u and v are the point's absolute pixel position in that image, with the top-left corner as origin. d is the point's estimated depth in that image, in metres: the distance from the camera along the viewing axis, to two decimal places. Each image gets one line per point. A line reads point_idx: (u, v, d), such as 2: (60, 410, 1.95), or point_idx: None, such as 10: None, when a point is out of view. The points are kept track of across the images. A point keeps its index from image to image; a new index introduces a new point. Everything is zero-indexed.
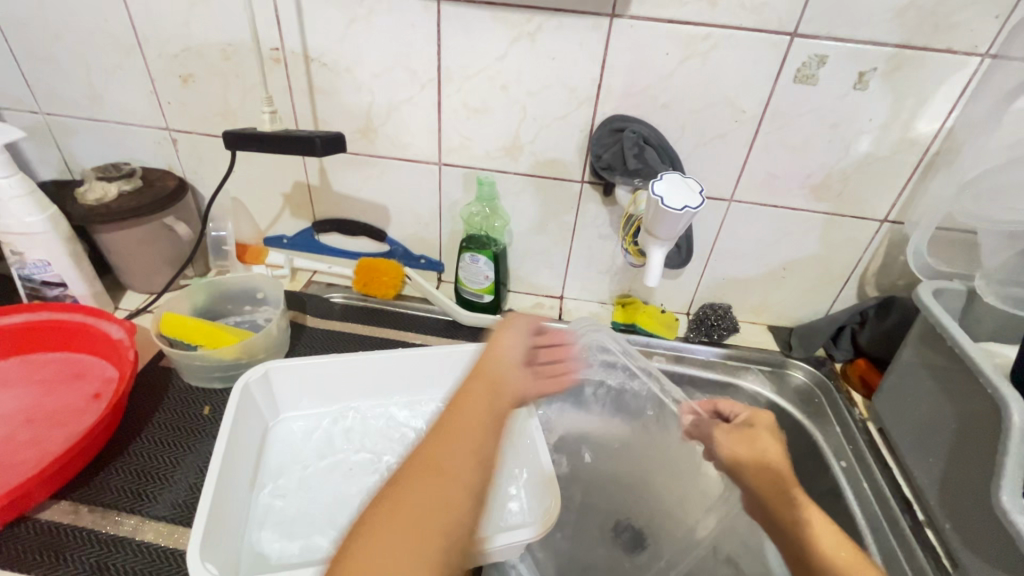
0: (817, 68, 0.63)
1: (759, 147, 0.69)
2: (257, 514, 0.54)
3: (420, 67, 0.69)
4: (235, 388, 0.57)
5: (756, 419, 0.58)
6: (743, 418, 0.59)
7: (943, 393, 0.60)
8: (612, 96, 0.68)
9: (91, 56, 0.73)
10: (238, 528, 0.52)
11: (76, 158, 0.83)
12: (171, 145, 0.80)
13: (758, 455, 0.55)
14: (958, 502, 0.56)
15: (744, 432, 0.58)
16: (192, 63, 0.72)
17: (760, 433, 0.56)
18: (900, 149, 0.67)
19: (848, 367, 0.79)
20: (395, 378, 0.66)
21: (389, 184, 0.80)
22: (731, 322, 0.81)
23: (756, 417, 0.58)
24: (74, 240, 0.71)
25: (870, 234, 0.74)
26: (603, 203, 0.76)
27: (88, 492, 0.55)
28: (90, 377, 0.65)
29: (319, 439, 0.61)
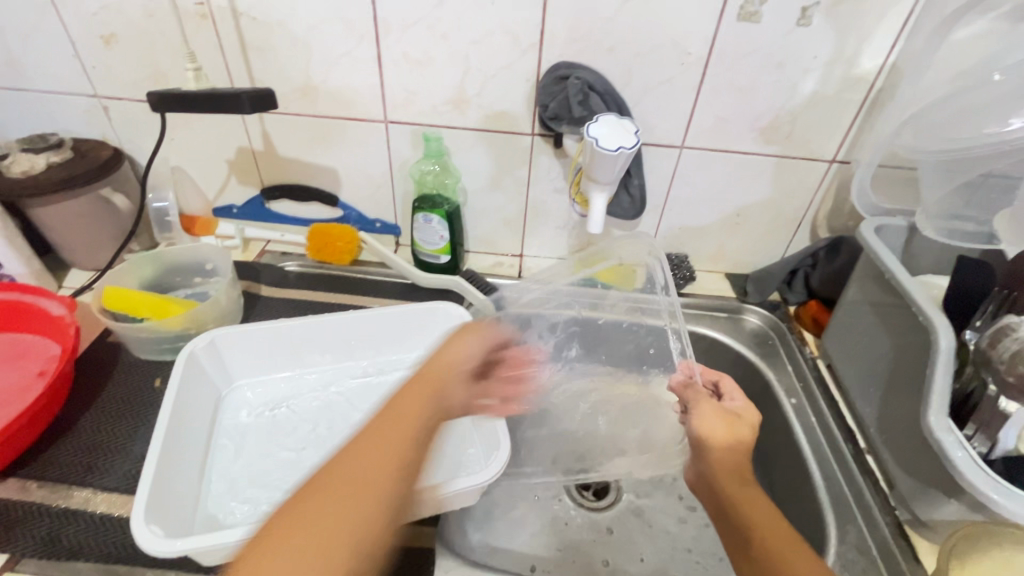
0: (760, 4, 0.61)
1: (707, 90, 0.68)
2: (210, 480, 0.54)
3: (355, 17, 0.66)
4: (179, 357, 0.57)
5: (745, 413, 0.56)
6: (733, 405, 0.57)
7: (883, 326, 0.61)
8: (556, 42, 0.66)
9: (2, 19, 0.69)
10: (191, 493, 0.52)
11: (2, 132, 0.79)
12: (102, 113, 0.76)
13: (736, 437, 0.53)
14: (895, 428, 0.58)
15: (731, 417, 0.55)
16: (114, 23, 0.68)
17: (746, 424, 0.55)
18: (846, 86, 0.67)
19: (801, 309, 0.80)
20: (347, 340, 0.66)
21: (336, 145, 0.77)
22: (688, 271, 0.83)
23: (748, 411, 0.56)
24: (3, 216, 0.68)
25: (820, 175, 0.75)
26: (555, 155, 0.75)
27: (38, 468, 0.55)
28: (33, 355, 0.64)
29: (275, 405, 0.62)
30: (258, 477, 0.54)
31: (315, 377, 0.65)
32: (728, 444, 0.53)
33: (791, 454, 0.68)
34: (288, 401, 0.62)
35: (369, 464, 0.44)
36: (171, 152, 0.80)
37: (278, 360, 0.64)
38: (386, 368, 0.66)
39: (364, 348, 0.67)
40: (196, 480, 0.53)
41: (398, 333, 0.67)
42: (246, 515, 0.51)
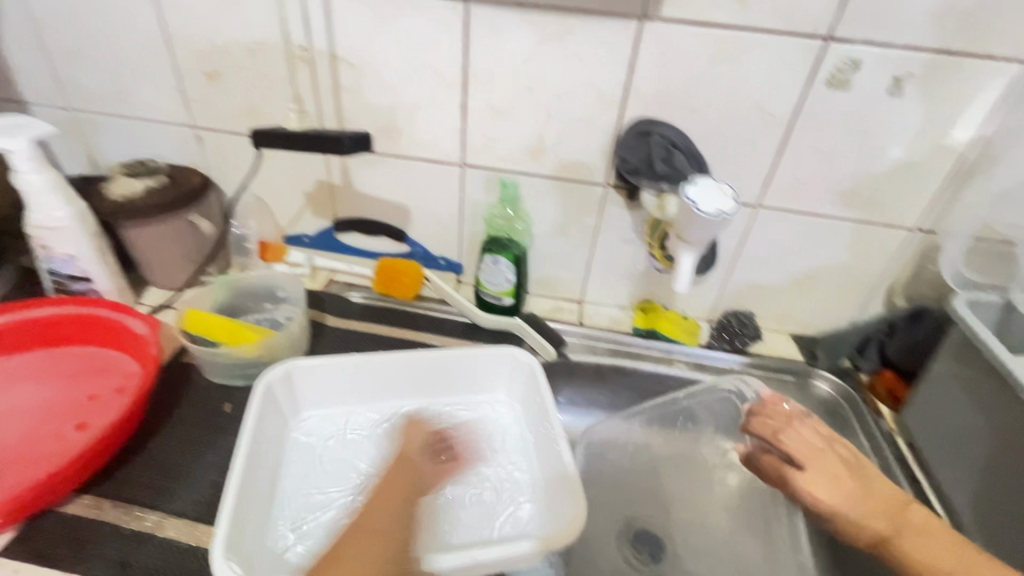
0: (850, 73, 0.61)
1: (788, 152, 0.68)
2: (276, 517, 0.54)
3: (446, 67, 0.69)
4: (258, 385, 0.58)
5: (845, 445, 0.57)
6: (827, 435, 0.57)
7: (980, 408, 0.58)
8: (640, 99, 0.67)
9: (121, 54, 0.74)
10: (260, 527, 0.52)
11: (103, 154, 0.84)
12: (197, 142, 0.80)
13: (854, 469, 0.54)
14: (995, 521, 0.54)
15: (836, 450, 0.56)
16: (220, 61, 0.73)
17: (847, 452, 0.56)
18: (934, 156, 0.66)
19: (875, 378, 0.77)
20: (412, 380, 0.66)
21: (412, 184, 0.79)
22: (755, 330, 0.81)
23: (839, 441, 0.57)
24: (101, 235, 0.71)
25: (901, 242, 0.73)
26: (627, 206, 0.75)
27: (112, 487, 0.56)
28: (113, 371, 0.66)
29: (338, 445, 0.61)
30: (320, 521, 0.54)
31: (377, 414, 0.65)
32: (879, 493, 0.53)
33: None
34: (351, 439, 0.62)
35: None
36: (253, 181, 0.83)
37: (342, 395, 0.64)
38: (448, 411, 0.66)
39: (428, 389, 0.66)
40: (264, 517, 0.53)
41: (462, 379, 0.67)
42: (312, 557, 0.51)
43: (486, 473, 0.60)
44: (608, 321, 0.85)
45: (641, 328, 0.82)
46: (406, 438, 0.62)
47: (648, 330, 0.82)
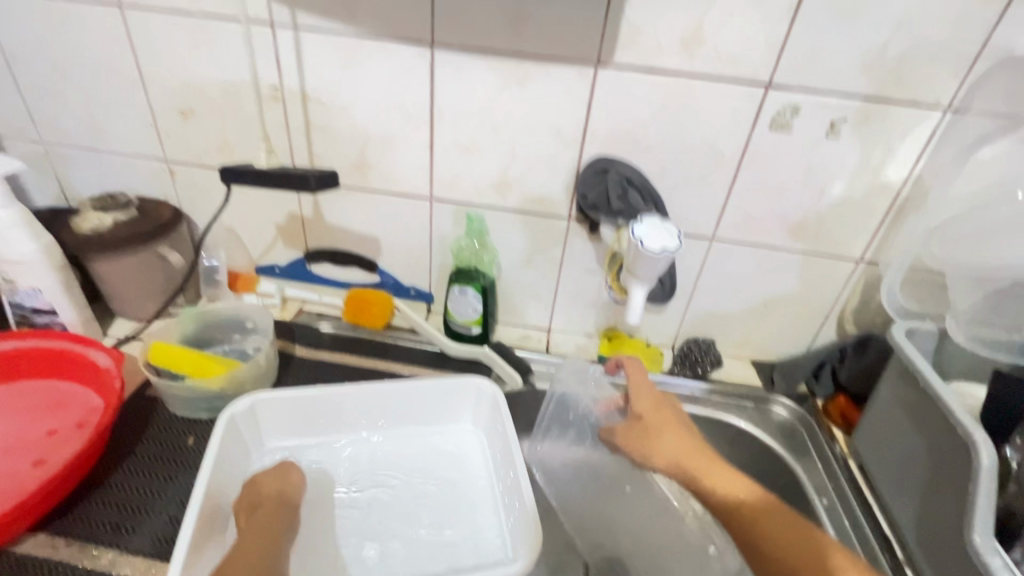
0: (790, 117, 0.66)
1: (738, 188, 0.72)
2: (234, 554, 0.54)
3: (413, 106, 0.72)
4: (221, 415, 0.58)
5: (645, 412, 0.67)
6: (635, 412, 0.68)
7: (918, 432, 0.61)
8: (598, 139, 0.71)
9: (95, 91, 0.76)
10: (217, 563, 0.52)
11: (74, 186, 0.84)
12: (169, 175, 0.82)
13: (662, 424, 0.66)
14: (934, 541, 0.57)
15: (639, 422, 0.68)
16: (194, 99, 0.75)
17: (653, 415, 0.67)
18: (872, 192, 0.70)
19: (829, 403, 0.80)
20: (377, 410, 0.66)
21: (382, 217, 0.82)
22: (716, 356, 0.84)
23: (641, 404, 0.68)
24: (68, 269, 0.72)
25: (847, 273, 0.77)
26: (589, 238, 0.79)
27: (68, 524, 0.55)
28: (75, 405, 0.65)
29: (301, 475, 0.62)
30: None
31: (343, 444, 0.65)
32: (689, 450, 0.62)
33: None
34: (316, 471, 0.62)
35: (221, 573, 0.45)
36: (226, 214, 0.84)
37: (305, 426, 0.65)
38: (415, 441, 0.67)
39: (395, 419, 0.67)
40: (222, 555, 0.53)
41: (430, 408, 0.68)
42: None
43: (452, 503, 0.61)
44: (574, 349, 0.87)
45: (604, 356, 0.84)
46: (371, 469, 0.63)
47: None
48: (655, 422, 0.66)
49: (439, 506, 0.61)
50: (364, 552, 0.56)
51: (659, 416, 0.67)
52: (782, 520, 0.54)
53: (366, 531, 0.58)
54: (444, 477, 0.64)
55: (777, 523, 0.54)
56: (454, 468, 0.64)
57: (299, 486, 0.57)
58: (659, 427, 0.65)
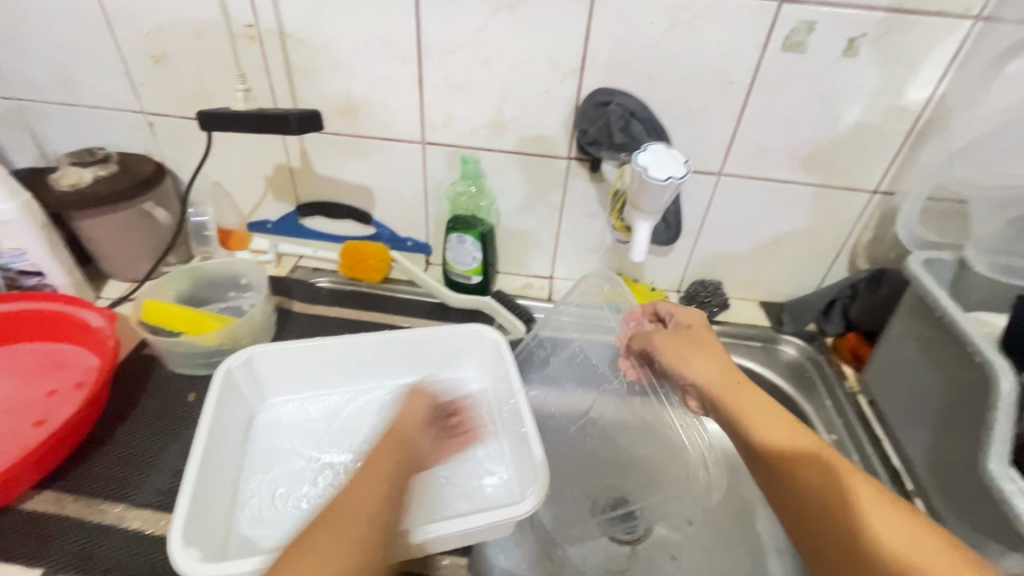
0: (805, 35, 0.61)
1: (748, 118, 0.68)
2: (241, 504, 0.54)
3: (399, 41, 0.67)
4: (217, 371, 0.57)
5: (691, 320, 0.63)
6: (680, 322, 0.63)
7: (934, 363, 0.59)
8: (597, 69, 0.66)
9: (60, 38, 0.71)
10: (223, 513, 0.52)
11: (51, 144, 0.81)
12: (148, 129, 0.78)
13: (699, 344, 0.59)
14: (947, 472, 0.56)
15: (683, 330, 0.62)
16: (165, 43, 0.70)
17: (697, 330, 0.61)
18: (891, 117, 0.66)
19: (838, 341, 0.78)
20: (378, 360, 0.66)
21: (373, 165, 0.78)
22: (723, 298, 0.81)
23: (687, 316, 0.63)
24: (50, 228, 0.69)
25: (861, 206, 0.74)
26: (590, 179, 0.75)
27: (73, 481, 0.55)
28: (71, 366, 0.64)
29: (307, 425, 0.62)
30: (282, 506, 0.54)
31: (347, 395, 0.65)
32: (732, 382, 0.53)
33: None
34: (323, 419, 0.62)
35: (360, 493, 0.43)
36: (211, 168, 0.81)
37: (306, 377, 0.64)
38: (418, 391, 0.66)
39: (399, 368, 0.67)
40: (229, 507, 0.53)
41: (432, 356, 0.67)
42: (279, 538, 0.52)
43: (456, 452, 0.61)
44: None
45: None
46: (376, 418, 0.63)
47: None
48: (698, 335, 0.60)
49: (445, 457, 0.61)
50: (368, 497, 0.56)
51: (699, 331, 0.61)
52: (817, 470, 0.44)
53: None
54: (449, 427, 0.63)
55: (808, 468, 0.44)
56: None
57: (420, 415, 0.53)
58: (700, 342, 0.59)
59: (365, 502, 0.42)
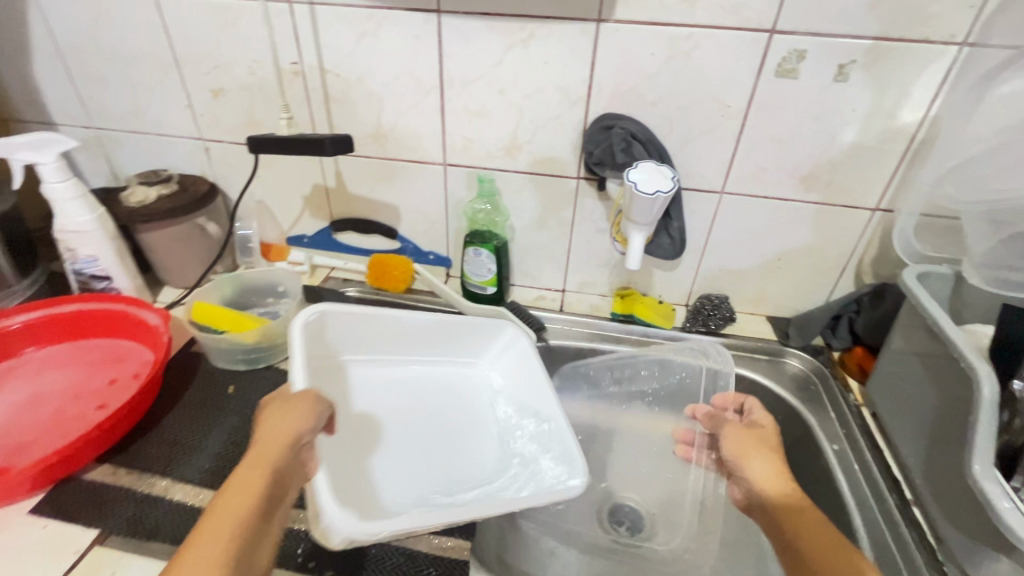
0: (797, 62, 0.66)
1: (746, 140, 0.72)
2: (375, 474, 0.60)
3: (424, 74, 0.75)
4: (295, 326, 0.63)
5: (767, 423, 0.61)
6: (755, 420, 0.61)
7: (929, 374, 0.60)
8: (603, 96, 0.72)
9: (136, 77, 0.82)
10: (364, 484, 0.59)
11: (122, 167, 0.92)
12: (205, 153, 0.88)
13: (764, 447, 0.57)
14: (942, 479, 0.56)
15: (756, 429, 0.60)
16: (223, 79, 0.80)
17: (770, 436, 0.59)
18: (886, 138, 0.69)
19: (845, 355, 0.80)
20: (432, 338, 0.73)
21: (400, 185, 0.86)
22: (728, 311, 0.85)
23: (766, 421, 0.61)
24: (119, 238, 0.79)
25: (863, 223, 0.76)
26: (598, 197, 0.80)
27: (128, 457, 0.62)
28: (130, 359, 0.73)
29: (394, 391, 0.69)
30: (410, 480, 0.61)
31: (394, 377, 0.71)
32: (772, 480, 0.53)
33: (832, 503, 0.66)
34: (407, 389, 0.70)
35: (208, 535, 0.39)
36: (257, 187, 0.90)
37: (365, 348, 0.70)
38: (464, 395, 0.72)
39: (449, 346, 0.75)
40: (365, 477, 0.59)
41: (474, 335, 0.75)
42: (411, 498, 0.59)
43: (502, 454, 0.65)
44: (588, 307, 0.90)
45: (618, 313, 0.87)
46: (452, 397, 0.71)
47: (625, 315, 0.87)
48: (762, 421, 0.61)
49: (520, 435, 0.66)
50: (472, 473, 0.63)
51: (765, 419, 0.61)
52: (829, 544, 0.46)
53: (468, 457, 0.65)
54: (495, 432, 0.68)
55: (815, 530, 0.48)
56: (515, 393, 0.71)
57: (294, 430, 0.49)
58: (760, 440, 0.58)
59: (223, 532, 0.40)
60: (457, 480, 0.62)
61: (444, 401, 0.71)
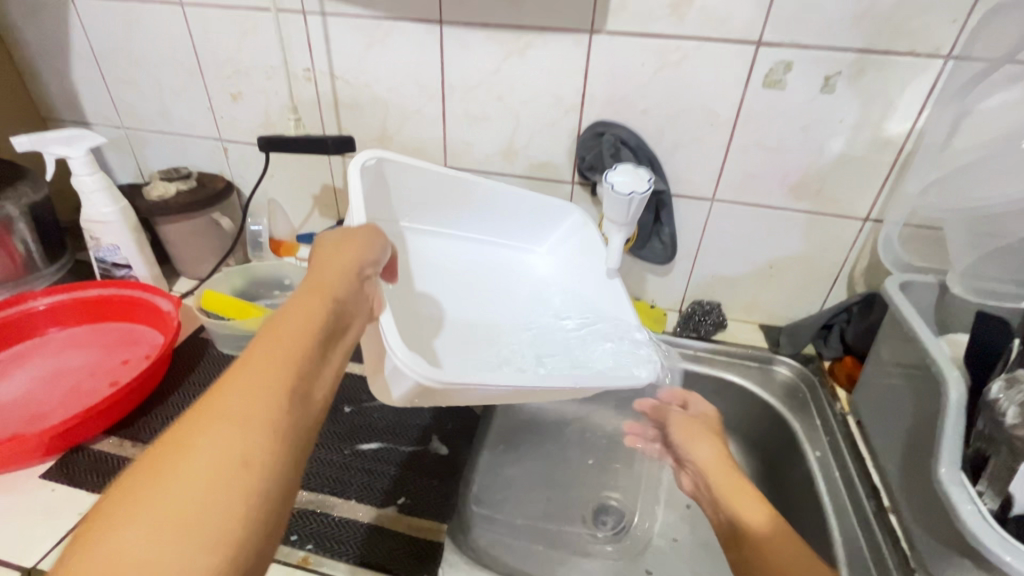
0: (784, 73, 0.67)
1: (736, 148, 0.74)
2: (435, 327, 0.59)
3: (427, 81, 0.79)
4: (354, 165, 0.58)
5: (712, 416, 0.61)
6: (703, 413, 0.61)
7: (907, 381, 0.61)
8: (595, 104, 0.75)
9: (162, 80, 0.88)
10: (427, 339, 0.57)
11: (148, 165, 0.99)
12: (223, 153, 0.94)
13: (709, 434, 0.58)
14: (916, 486, 0.57)
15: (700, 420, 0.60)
16: (241, 84, 0.86)
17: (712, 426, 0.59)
18: (874, 148, 0.70)
19: (835, 365, 0.79)
20: (490, 212, 0.72)
21: None
22: (719, 317, 0.85)
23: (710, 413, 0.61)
24: (139, 229, 0.84)
25: (853, 232, 0.77)
26: (592, 202, 0.83)
27: (133, 431, 0.66)
28: (142, 342, 0.78)
29: (452, 256, 0.69)
30: (472, 344, 0.59)
31: (452, 251, 0.70)
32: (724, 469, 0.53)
33: (811, 508, 0.66)
34: (463, 256, 0.70)
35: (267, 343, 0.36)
36: (270, 186, 0.96)
37: (423, 212, 0.68)
38: (515, 276, 0.72)
39: (506, 227, 0.74)
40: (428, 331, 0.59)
41: (531, 217, 0.73)
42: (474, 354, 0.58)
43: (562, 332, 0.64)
44: None
45: None
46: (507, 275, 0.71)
47: None
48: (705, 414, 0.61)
49: (581, 318, 0.65)
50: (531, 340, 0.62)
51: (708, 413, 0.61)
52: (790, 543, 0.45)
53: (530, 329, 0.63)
54: (554, 313, 0.68)
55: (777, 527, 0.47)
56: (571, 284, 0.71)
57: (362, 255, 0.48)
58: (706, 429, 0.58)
59: (292, 338, 0.38)
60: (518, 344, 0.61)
61: (499, 277, 0.70)
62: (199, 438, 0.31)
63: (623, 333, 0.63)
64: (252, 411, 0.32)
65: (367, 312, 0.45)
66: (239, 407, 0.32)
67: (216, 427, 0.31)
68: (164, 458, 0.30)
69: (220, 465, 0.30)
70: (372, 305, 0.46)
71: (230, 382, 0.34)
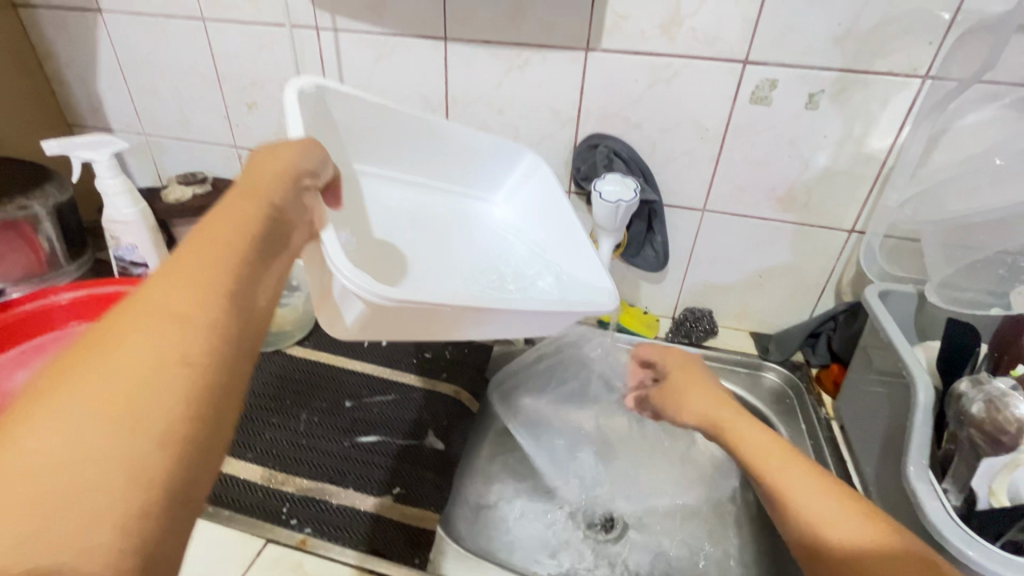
0: (769, 90, 0.71)
1: (725, 160, 0.77)
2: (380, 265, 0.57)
3: (431, 94, 0.83)
4: (289, 88, 0.55)
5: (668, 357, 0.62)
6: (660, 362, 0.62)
7: (883, 384, 0.64)
8: (591, 118, 0.79)
9: (182, 90, 0.93)
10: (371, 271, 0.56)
11: (166, 170, 1.03)
12: (237, 159, 0.99)
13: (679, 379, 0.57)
14: (890, 485, 0.59)
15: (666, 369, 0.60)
16: (257, 94, 0.90)
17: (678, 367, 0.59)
18: (858, 163, 0.73)
19: (822, 372, 0.82)
20: (444, 159, 0.70)
21: None
22: (709, 324, 0.89)
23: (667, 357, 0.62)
24: (157, 230, 0.89)
25: (840, 243, 0.79)
26: (588, 210, 0.86)
27: None
28: None
29: (406, 199, 0.68)
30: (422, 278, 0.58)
31: (404, 196, 0.68)
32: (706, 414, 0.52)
33: None
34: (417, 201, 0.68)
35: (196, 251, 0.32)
36: None
37: (366, 155, 0.66)
38: (468, 222, 0.70)
39: (462, 175, 0.72)
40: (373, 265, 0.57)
41: (483, 168, 0.71)
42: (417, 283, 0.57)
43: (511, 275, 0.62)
44: None
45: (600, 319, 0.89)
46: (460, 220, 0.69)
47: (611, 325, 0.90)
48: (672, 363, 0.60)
49: (533, 262, 0.64)
50: (479, 279, 0.61)
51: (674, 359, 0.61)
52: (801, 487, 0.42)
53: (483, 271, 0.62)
54: (499, 260, 0.65)
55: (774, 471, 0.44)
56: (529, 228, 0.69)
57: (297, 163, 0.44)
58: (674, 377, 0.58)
59: (208, 250, 0.32)
60: (467, 280, 0.60)
61: (452, 223, 0.68)
62: (129, 329, 0.26)
63: (577, 288, 0.60)
64: (162, 328, 0.27)
65: (309, 227, 0.42)
66: (154, 323, 0.27)
67: (132, 344, 0.26)
68: (92, 351, 0.26)
69: (156, 357, 0.26)
70: (316, 220, 0.43)
71: (145, 294, 0.28)
